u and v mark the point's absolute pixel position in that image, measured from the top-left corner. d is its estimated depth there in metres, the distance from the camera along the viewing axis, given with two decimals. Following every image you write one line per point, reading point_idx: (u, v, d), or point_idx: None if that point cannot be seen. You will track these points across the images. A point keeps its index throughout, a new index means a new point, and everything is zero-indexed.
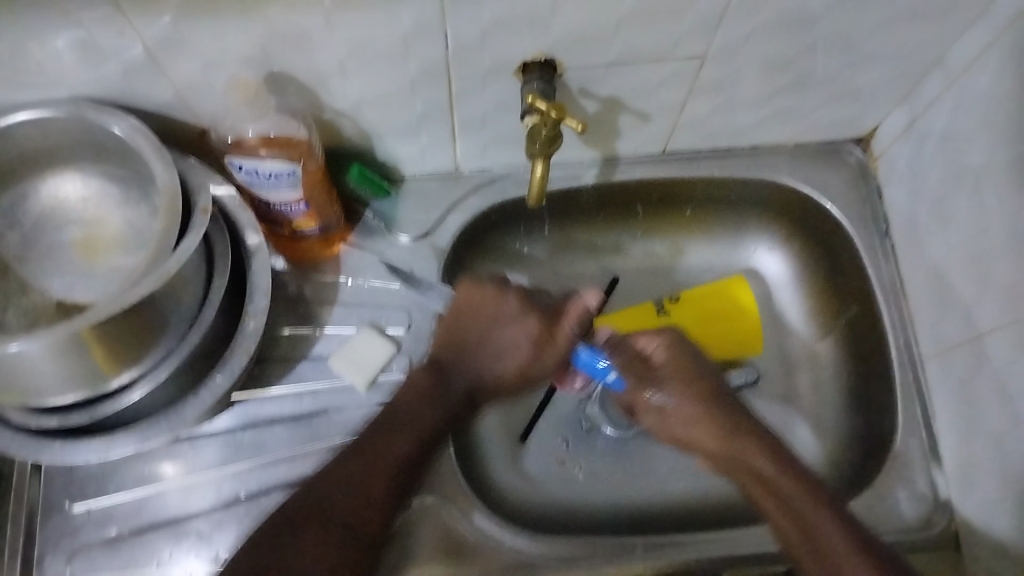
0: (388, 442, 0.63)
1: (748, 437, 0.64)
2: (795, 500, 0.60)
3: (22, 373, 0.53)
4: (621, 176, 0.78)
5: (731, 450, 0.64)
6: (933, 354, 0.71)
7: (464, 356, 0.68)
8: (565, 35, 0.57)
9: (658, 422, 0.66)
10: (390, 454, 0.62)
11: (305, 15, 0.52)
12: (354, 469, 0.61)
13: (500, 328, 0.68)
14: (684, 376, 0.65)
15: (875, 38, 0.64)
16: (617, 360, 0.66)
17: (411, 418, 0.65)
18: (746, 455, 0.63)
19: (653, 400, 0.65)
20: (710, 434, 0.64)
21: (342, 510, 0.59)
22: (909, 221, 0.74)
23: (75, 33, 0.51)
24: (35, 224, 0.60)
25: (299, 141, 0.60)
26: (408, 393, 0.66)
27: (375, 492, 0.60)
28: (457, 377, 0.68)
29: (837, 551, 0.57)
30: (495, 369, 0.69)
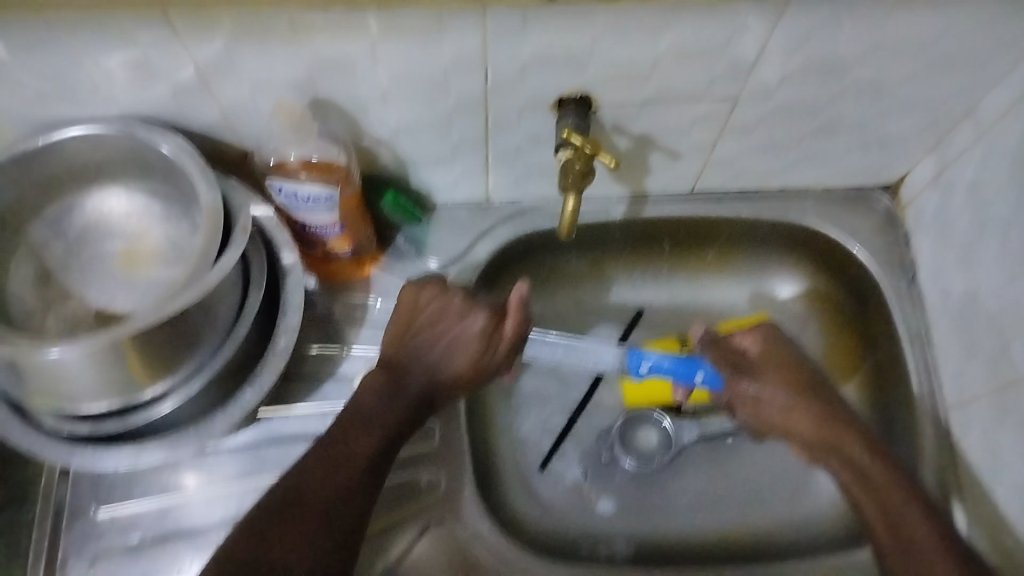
0: (359, 434, 0.61)
1: (844, 425, 0.65)
2: (875, 471, 0.62)
3: (61, 377, 0.54)
4: (649, 212, 0.78)
5: (828, 439, 0.64)
6: (957, 404, 0.71)
7: (413, 353, 0.65)
8: (600, 73, 0.59)
9: (754, 414, 0.68)
10: (365, 443, 0.60)
11: (349, 45, 0.54)
12: (333, 452, 0.59)
13: (448, 318, 0.66)
14: (780, 368, 0.68)
15: (907, 88, 0.64)
16: (710, 356, 0.70)
17: (369, 417, 0.62)
18: (844, 444, 0.64)
19: (748, 390, 0.68)
20: (807, 421, 0.65)
21: (319, 495, 0.57)
22: (936, 270, 0.74)
23: (130, 53, 0.53)
24: (80, 235, 0.62)
25: (339, 167, 0.61)
26: (362, 404, 0.62)
27: (349, 476, 0.58)
28: (413, 372, 0.64)
29: (918, 540, 0.58)
30: (451, 364, 0.65)
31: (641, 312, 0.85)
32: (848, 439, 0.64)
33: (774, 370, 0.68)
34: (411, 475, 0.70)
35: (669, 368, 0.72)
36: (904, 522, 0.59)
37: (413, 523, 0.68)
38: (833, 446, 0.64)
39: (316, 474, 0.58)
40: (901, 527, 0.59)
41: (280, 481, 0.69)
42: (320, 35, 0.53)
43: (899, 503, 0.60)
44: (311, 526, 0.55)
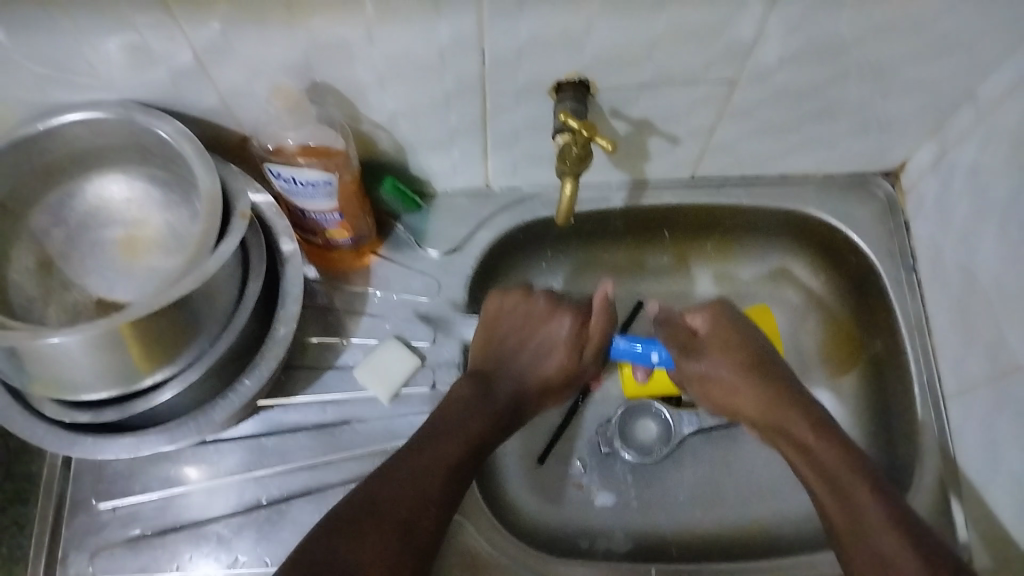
0: (438, 446, 0.61)
1: (790, 403, 0.67)
2: (828, 458, 0.62)
3: (60, 365, 0.54)
4: (649, 200, 0.78)
5: (766, 413, 0.68)
6: (959, 388, 0.71)
7: (507, 360, 0.71)
8: (597, 56, 0.59)
9: (704, 391, 0.73)
10: (441, 459, 0.61)
11: (346, 28, 0.54)
12: (415, 466, 0.59)
13: (537, 327, 0.73)
14: (728, 348, 0.71)
15: (905, 69, 0.64)
16: (662, 334, 0.73)
17: (453, 428, 0.63)
18: (786, 421, 0.66)
19: (697, 368, 0.72)
20: (751, 401, 0.69)
21: (397, 508, 0.57)
22: (937, 253, 0.74)
23: (128, 37, 0.53)
24: (80, 222, 0.62)
25: (337, 151, 0.61)
26: (452, 407, 0.65)
27: (423, 492, 0.58)
28: (502, 382, 0.69)
29: (870, 524, 0.58)
30: (541, 368, 0.72)
31: (641, 304, 0.85)
32: (792, 414, 0.66)
33: (721, 349, 0.71)
34: None
35: (627, 351, 0.74)
36: (858, 504, 0.59)
37: None
38: (777, 426, 0.67)
39: (387, 485, 0.58)
40: (857, 513, 0.59)
41: (280, 472, 0.69)
42: (317, 18, 0.53)
43: (841, 479, 0.61)
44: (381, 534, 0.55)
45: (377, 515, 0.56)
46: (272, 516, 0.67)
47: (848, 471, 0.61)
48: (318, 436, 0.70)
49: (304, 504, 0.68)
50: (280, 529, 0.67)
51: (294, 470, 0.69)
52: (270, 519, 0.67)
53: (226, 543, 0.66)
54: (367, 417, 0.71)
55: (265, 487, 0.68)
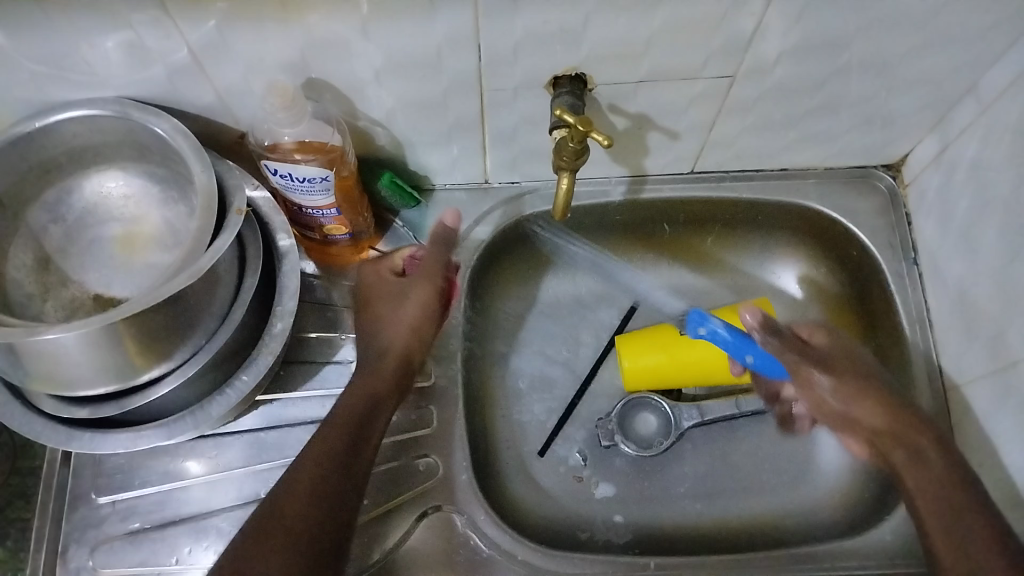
0: (341, 431, 0.59)
1: (891, 416, 0.68)
2: (941, 474, 0.63)
3: (57, 361, 0.54)
4: (649, 194, 0.78)
5: (871, 425, 0.69)
6: (959, 385, 0.71)
7: (371, 337, 0.67)
8: (594, 51, 0.58)
9: (818, 402, 0.73)
10: (343, 447, 0.58)
11: (341, 24, 0.54)
12: (315, 456, 0.57)
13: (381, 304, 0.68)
14: (831, 361, 0.73)
15: (906, 64, 0.63)
16: (775, 341, 0.73)
17: (354, 413, 0.61)
18: (909, 435, 0.66)
19: (814, 379, 0.73)
20: (876, 413, 0.69)
21: (300, 506, 0.54)
22: (938, 249, 0.74)
23: (123, 35, 0.53)
24: (77, 219, 0.62)
25: (333, 147, 0.61)
26: (347, 398, 0.62)
27: (328, 480, 0.56)
28: (374, 356, 0.65)
29: (974, 538, 0.57)
30: (399, 332, 0.67)
31: (641, 296, 0.85)
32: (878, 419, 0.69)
33: (829, 362, 0.73)
34: (408, 461, 0.70)
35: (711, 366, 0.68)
36: (967, 524, 0.59)
37: (413, 510, 0.68)
38: (897, 438, 0.67)
39: (306, 477, 0.56)
40: (962, 531, 0.58)
41: (279, 465, 0.69)
42: (313, 15, 0.53)
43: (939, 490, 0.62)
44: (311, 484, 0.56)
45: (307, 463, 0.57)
46: None
47: (952, 487, 0.61)
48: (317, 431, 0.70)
49: None
50: None
51: None
52: None
53: (225, 537, 0.67)
54: None
55: (264, 481, 0.68)
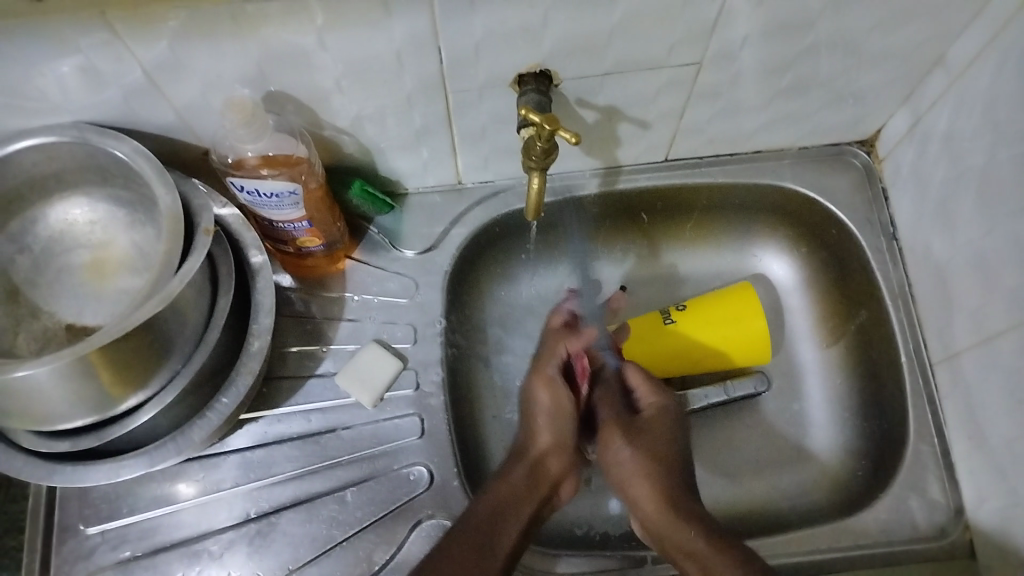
0: (501, 524, 0.61)
1: (664, 501, 0.63)
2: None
3: (32, 398, 0.53)
4: (624, 185, 0.77)
5: (641, 511, 0.63)
6: (944, 357, 0.71)
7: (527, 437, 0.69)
8: (556, 48, 0.58)
9: (616, 477, 0.67)
10: (505, 538, 0.61)
11: (297, 36, 0.53)
12: (470, 542, 0.60)
13: (537, 394, 0.71)
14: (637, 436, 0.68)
15: (873, 40, 0.63)
16: (606, 412, 0.72)
17: (510, 508, 0.63)
18: (676, 533, 0.60)
19: (618, 450, 0.68)
20: (651, 499, 0.63)
21: None
22: (917, 222, 0.73)
23: (76, 60, 0.52)
24: (44, 248, 0.61)
25: (299, 158, 0.60)
26: (502, 487, 0.64)
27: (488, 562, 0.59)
28: (547, 455, 0.68)
29: None
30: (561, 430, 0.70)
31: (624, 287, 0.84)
32: (645, 507, 0.63)
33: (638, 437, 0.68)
34: (401, 470, 0.69)
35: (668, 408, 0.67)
36: None
37: (407, 519, 0.67)
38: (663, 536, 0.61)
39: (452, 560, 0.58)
40: None
41: (269, 484, 0.68)
42: (267, 28, 0.52)
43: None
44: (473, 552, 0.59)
45: (464, 543, 0.60)
46: (264, 529, 0.67)
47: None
48: (304, 446, 0.69)
49: (295, 514, 0.67)
50: (271, 542, 0.66)
51: (283, 482, 0.68)
52: (262, 532, 0.67)
53: (217, 559, 0.66)
54: (353, 422, 0.71)
55: (254, 501, 0.68)
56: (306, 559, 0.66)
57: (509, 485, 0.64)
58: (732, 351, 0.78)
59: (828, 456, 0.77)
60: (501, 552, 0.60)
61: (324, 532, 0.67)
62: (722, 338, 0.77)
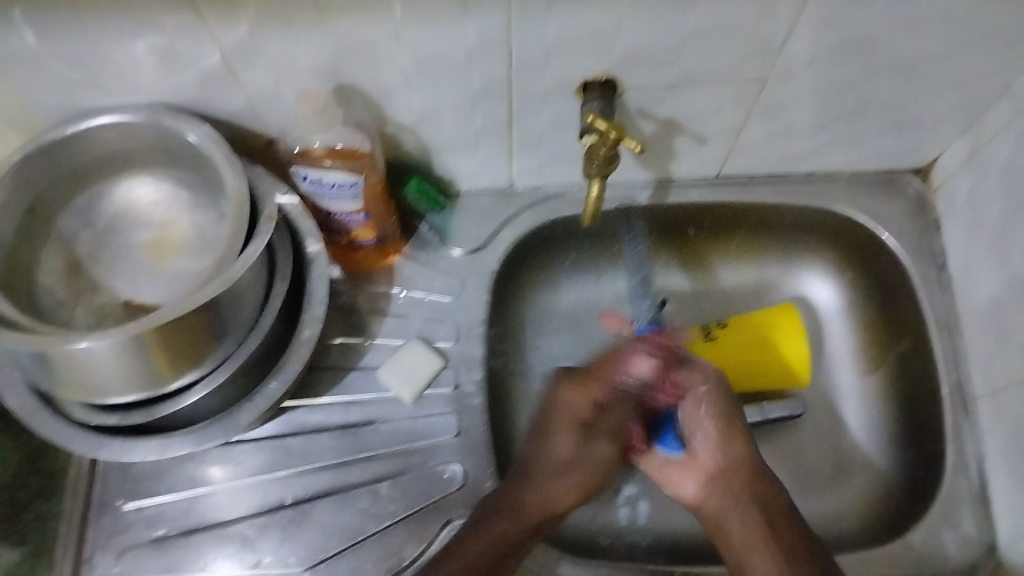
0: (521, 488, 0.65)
1: (767, 543, 0.61)
2: (750, 477, 0.65)
3: (90, 369, 0.54)
4: (675, 199, 0.78)
5: (743, 540, 0.62)
6: (988, 390, 0.70)
7: (534, 479, 0.66)
8: (624, 57, 0.58)
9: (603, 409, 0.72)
10: (498, 530, 0.61)
11: (375, 30, 0.54)
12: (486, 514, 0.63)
13: (552, 442, 0.68)
14: (727, 486, 0.66)
15: (938, 67, 0.63)
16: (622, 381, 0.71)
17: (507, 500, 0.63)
18: (744, 457, 0.66)
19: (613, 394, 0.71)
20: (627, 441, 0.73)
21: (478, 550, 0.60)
22: (968, 252, 0.73)
23: (156, 39, 0.53)
24: (108, 224, 0.62)
25: (363, 153, 0.61)
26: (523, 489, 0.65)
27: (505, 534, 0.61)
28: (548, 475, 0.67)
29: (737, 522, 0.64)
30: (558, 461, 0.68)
31: (665, 301, 0.84)
32: (757, 560, 0.60)
33: (727, 483, 0.66)
34: (435, 468, 0.70)
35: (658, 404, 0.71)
36: (737, 507, 0.64)
37: (439, 518, 0.68)
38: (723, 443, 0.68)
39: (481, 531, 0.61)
40: (739, 543, 0.62)
41: (305, 472, 0.69)
42: (345, 20, 0.53)
43: (774, 523, 0.62)
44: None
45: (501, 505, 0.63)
46: (297, 517, 0.67)
47: (772, 527, 0.61)
48: (342, 438, 0.70)
49: (329, 504, 0.68)
50: (304, 530, 0.67)
51: (319, 471, 0.69)
52: (295, 519, 0.67)
53: (251, 543, 0.66)
54: (391, 417, 0.71)
55: (290, 488, 0.68)
56: (337, 549, 0.66)
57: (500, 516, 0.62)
58: (774, 369, 0.78)
59: (861, 484, 0.77)
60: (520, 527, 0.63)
61: (357, 524, 0.67)
62: (761, 357, 0.78)
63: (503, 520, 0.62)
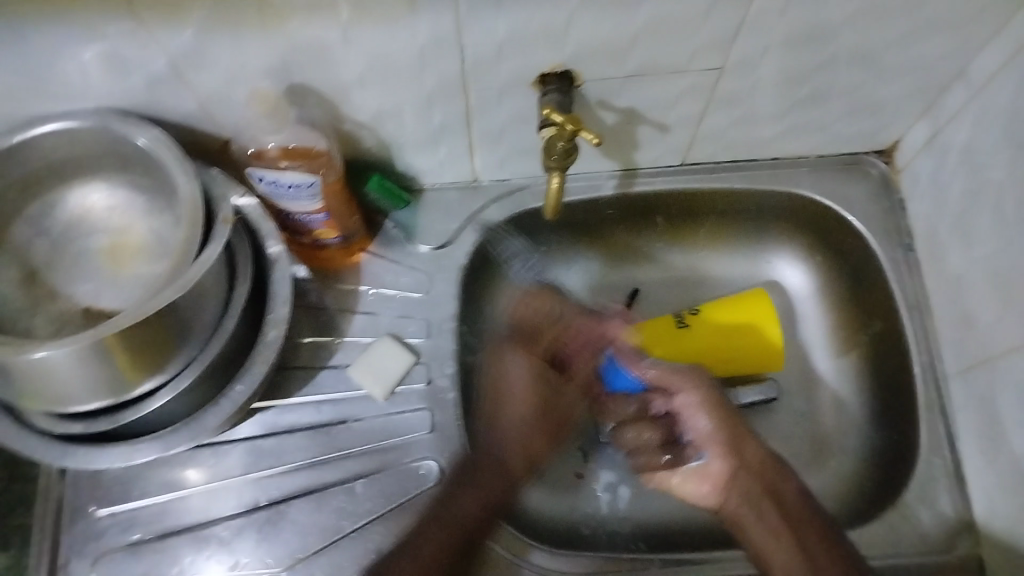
0: (458, 498, 0.67)
1: (801, 552, 0.62)
2: (765, 473, 0.67)
3: (50, 379, 0.54)
4: (640, 188, 0.77)
5: (758, 543, 0.64)
6: (958, 371, 0.70)
7: (499, 429, 0.71)
8: (577, 49, 0.58)
9: (635, 442, 0.73)
10: (463, 510, 0.66)
11: (322, 30, 0.53)
12: (460, 492, 0.67)
13: (518, 399, 0.72)
14: (748, 488, 0.67)
15: (896, 51, 0.62)
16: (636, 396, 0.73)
17: (482, 480, 0.68)
18: (752, 455, 0.67)
19: (664, 404, 0.72)
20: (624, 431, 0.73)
21: (453, 516, 0.66)
22: (935, 233, 0.73)
23: (99, 46, 0.52)
24: (64, 231, 0.61)
25: (319, 151, 0.61)
26: (489, 476, 0.68)
27: (485, 501, 0.67)
28: (507, 451, 0.70)
29: (753, 523, 0.66)
30: (518, 434, 0.71)
31: (637, 290, 0.84)
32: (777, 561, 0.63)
33: (745, 485, 0.67)
34: (410, 465, 0.69)
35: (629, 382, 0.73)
36: (754, 510, 0.66)
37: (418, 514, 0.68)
38: (733, 445, 0.68)
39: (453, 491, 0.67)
40: (758, 545, 0.64)
41: (279, 472, 0.69)
42: (291, 21, 0.52)
43: (790, 523, 0.64)
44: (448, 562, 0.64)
45: (480, 471, 0.68)
46: (273, 517, 0.67)
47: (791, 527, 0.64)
48: (314, 437, 0.70)
49: (304, 504, 0.68)
50: (280, 530, 0.67)
51: (293, 471, 0.69)
52: (271, 519, 0.67)
53: (226, 545, 0.66)
54: (364, 415, 0.71)
55: (264, 489, 0.68)
56: (314, 548, 0.66)
57: (468, 487, 0.67)
58: (746, 355, 0.78)
59: (837, 467, 0.77)
60: (487, 505, 0.67)
61: (332, 522, 0.67)
62: (735, 343, 0.77)
63: (467, 494, 0.67)
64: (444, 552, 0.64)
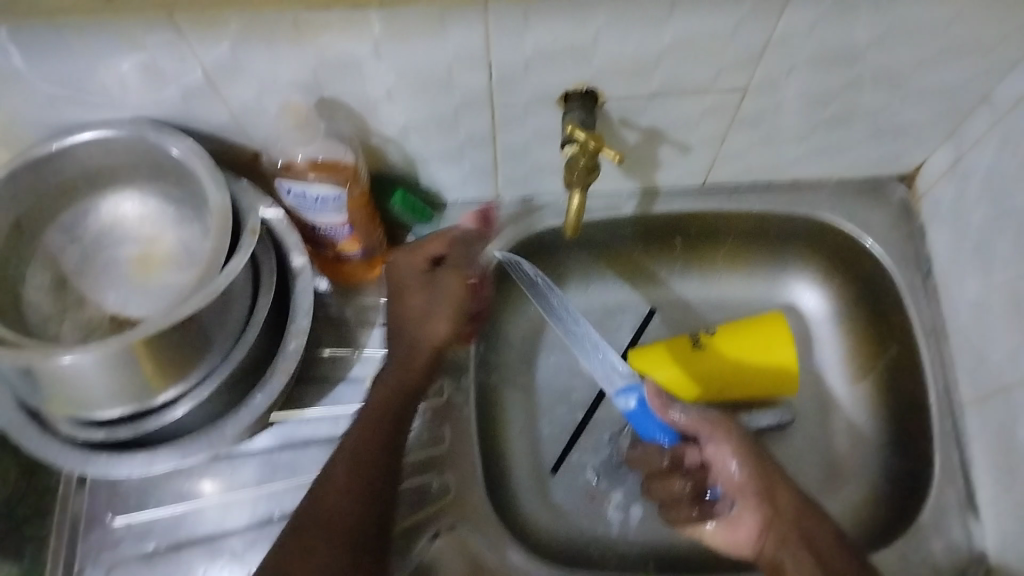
0: (363, 440, 0.60)
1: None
2: (802, 519, 0.61)
3: (75, 385, 0.55)
4: (660, 209, 0.78)
5: None
6: (975, 397, 0.70)
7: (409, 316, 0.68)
8: (604, 68, 0.59)
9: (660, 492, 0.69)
10: (365, 449, 0.60)
11: (355, 44, 0.54)
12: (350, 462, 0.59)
13: (406, 306, 0.69)
14: (783, 535, 0.61)
15: (919, 74, 0.63)
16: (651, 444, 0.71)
17: (375, 416, 0.62)
18: (781, 496, 0.62)
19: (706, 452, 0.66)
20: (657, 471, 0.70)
21: (357, 468, 0.59)
22: (953, 258, 0.73)
23: (138, 57, 0.54)
24: (95, 238, 0.62)
25: (346, 165, 0.62)
26: (371, 414, 0.63)
27: (370, 452, 0.60)
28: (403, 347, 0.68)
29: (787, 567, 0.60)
30: (411, 328, 0.68)
31: (654, 310, 0.84)
32: None
33: (781, 533, 0.61)
34: (422, 480, 0.69)
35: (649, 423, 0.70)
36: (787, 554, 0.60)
37: (428, 528, 0.67)
38: (766, 488, 0.62)
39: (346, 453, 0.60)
40: None
41: (293, 485, 0.69)
42: (324, 34, 0.53)
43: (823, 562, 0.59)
44: (359, 503, 0.57)
45: (377, 417, 0.62)
46: None
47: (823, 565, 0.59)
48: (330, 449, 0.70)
49: None
50: None
51: (309, 484, 0.69)
52: None
53: (239, 557, 0.66)
54: None
55: (279, 501, 0.68)
56: None
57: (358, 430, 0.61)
58: (767, 379, 0.76)
59: (851, 492, 0.76)
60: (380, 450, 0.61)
61: None
62: (751, 366, 0.76)
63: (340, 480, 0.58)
64: (357, 506, 0.57)
